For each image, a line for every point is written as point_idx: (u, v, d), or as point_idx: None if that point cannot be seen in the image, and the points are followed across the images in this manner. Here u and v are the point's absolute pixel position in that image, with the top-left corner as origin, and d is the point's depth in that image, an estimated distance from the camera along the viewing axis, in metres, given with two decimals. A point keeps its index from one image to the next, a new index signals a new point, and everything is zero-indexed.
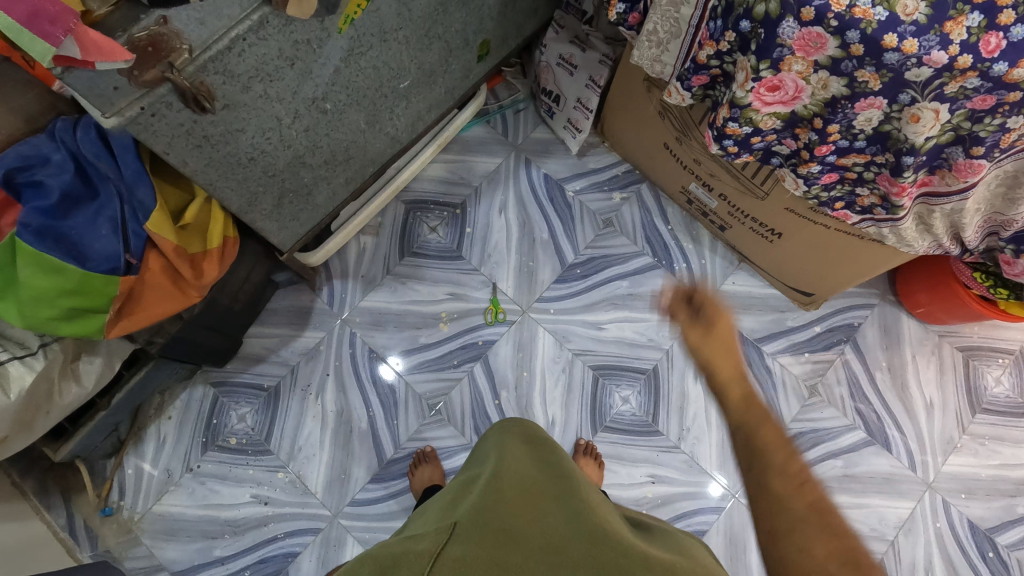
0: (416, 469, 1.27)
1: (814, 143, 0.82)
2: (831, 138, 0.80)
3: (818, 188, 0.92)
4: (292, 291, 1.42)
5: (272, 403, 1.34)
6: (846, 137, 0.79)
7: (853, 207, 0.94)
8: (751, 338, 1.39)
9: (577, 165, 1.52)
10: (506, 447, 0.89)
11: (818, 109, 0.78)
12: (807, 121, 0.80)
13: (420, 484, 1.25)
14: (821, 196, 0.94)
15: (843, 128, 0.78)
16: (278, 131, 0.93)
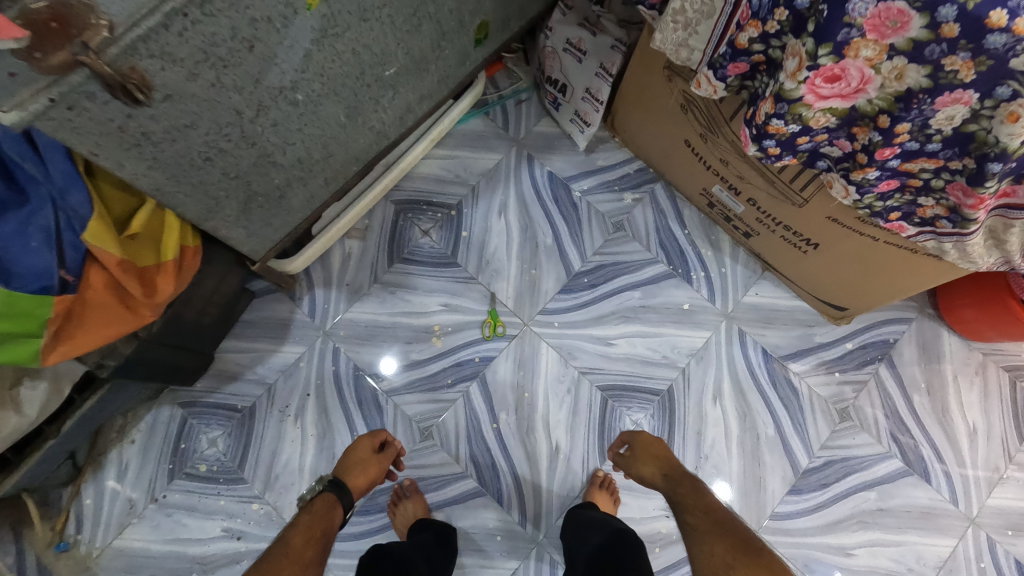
0: (397, 506, 1.16)
1: (875, 144, 0.69)
2: (897, 139, 0.67)
3: (872, 197, 0.79)
4: (269, 301, 1.29)
5: (247, 426, 1.22)
6: (917, 138, 0.66)
7: (911, 218, 0.80)
8: (776, 356, 1.26)
9: (585, 162, 1.38)
10: None
11: (887, 104, 0.64)
12: (872, 118, 0.67)
13: (404, 523, 1.14)
14: (875, 205, 0.80)
15: (915, 127, 0.64)
16: (239, 126, 0.79)
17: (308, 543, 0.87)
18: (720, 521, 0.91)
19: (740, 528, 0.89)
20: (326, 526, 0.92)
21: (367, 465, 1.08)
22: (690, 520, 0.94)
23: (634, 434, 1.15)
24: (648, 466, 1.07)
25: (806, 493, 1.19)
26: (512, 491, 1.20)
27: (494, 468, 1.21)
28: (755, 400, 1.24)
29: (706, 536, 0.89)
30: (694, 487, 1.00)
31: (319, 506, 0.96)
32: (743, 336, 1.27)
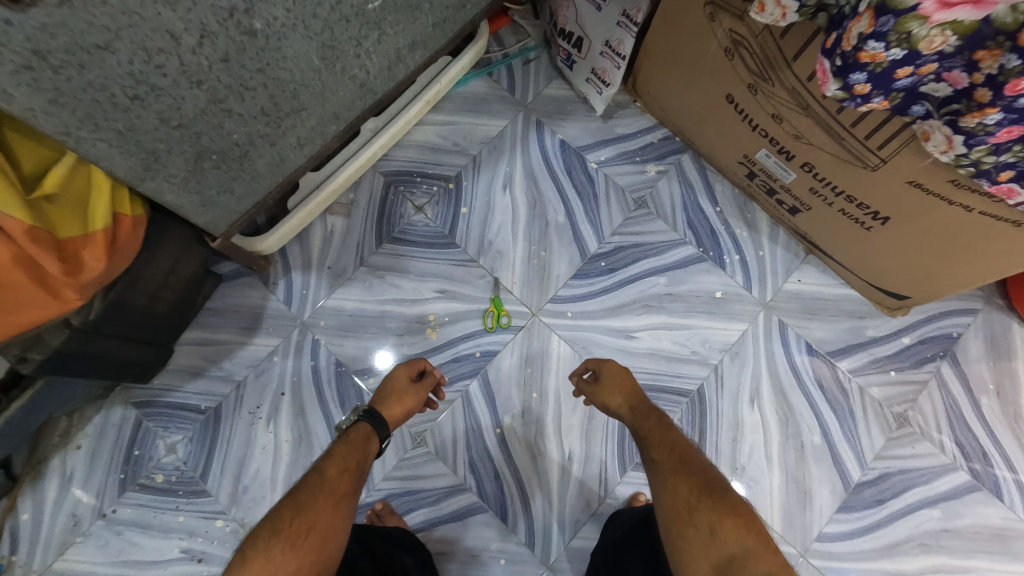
0: None
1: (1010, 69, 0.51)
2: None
3: (984, 151, 0.61)
4: (239, 286, 1.12)
5: (211, 430, 1.05)
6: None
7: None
8: (823, 352, 1.10)
9: (602, 129, 1.21)
10: None
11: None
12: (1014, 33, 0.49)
13: None
14: (985, 162, 0.63)
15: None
16: (174, 57, 0.61)
17: (344, 476, 0.79)
18: (686, 462, 0.82)
19: (705, 467, 0.82)
20: (363, 458, 0.83)
21: (403, 396, 0.93)
22: (655, 459, 0.84)
23: (600, 362, 0.98)
24: (618, 399, 0.93)
25: (858, 511, 1.03)
26: (518, 506, 1.04)
27: (497, 480, 1.04)
28: (798, 402, 1.07)
29: (669, 477, 0.80)
30: (661, 423, 0.89)
31: (354, 437, 0.86)
32: (784, 329, 1.11)
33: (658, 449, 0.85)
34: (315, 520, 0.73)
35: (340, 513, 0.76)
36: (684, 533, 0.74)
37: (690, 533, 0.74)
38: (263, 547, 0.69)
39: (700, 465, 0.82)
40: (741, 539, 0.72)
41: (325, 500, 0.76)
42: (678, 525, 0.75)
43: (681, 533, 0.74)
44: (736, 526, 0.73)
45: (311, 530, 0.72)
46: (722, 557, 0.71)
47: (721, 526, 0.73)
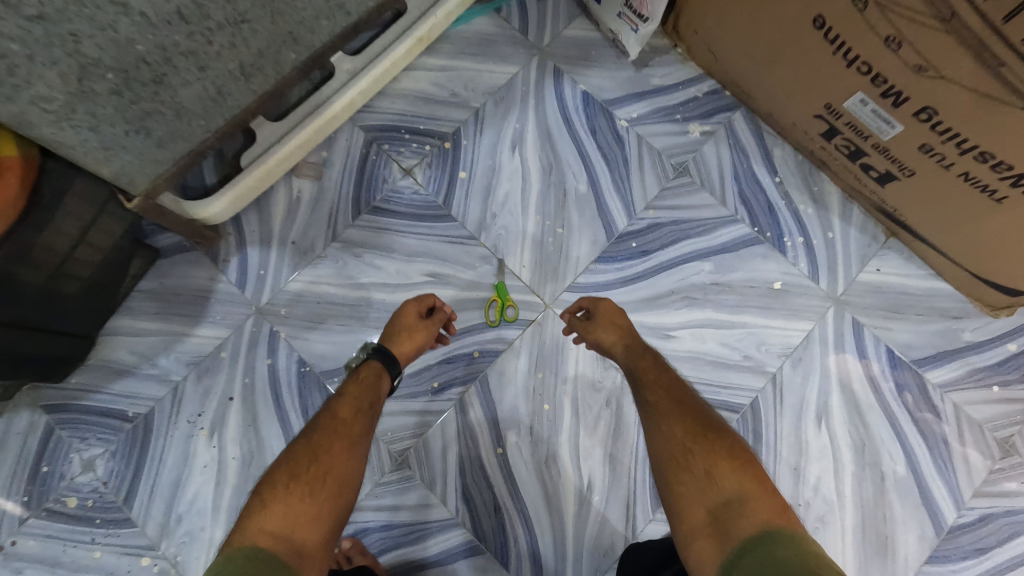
0: None
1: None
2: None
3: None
4: (180, 263, 0.90)
5: (139, 443, 0.84)
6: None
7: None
8: (907, 359, 0.88)
9: (635, 79, 0.98)
10: None
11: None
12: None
13: None
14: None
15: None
16: None
17: (360, 415, 0.67)
18: (681, 396, 0.68)
19: (698, 403, 0.68)
20: (377, 399, 0.70)
21: (413, 330, 0.77)
22: (645, 396, 0.69)
23: (596, 300, 0.80)
24: (607, 335, 0.76)
25: (952, 563, 0.81)
26: (522, 546, 0.82)
27: (497, 514, 0.83)
28: (876, 422, 0.86)
29: (661, 415, 0.66)
30: (649, 355, 0.74)
31: (363, 374, 0.72)
32: (859, 330, 0.88)
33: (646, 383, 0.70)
34: (331, 464, 0.62)
35: (355, 458, 0.64)
36: (677, 477, 0.62)
37: (686, 476, 0.61)
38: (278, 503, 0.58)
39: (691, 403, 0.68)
40: (739, 482, 0.60)
41: (340, 441, 0.64)
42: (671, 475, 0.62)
43: (674, 476, 0.62)
44: (734, 468, 0.61)
45: (329, 475, 0.61)
46: (719, 501, 0.59)
47: (717, 468, 0.61)
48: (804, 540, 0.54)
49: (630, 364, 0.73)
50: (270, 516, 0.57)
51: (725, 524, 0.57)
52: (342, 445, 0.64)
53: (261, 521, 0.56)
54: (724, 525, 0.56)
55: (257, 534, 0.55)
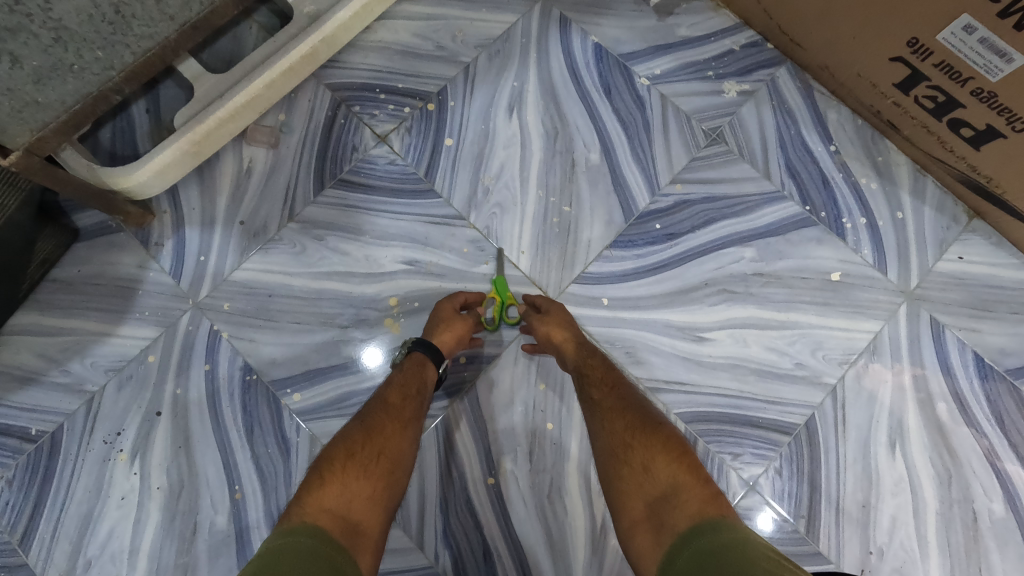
0: None
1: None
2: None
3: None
4: (103, 248, 0.74)
5: (42, 468, 0.67)
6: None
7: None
8: (1002, 369, 0.70)
9: (658, 29, 0.81)
10: None
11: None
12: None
13: None
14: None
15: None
16: None
17: (410, 400, 0.58)
18: (620, 385, 0.59)
19: (633, 391, 0.58)
20: (425, 386, 0.60)
21: (451, 324, 0.65)
22: (589, 396, 0.58)
23: (551, 302, 0.66)
24: (552, 329, 0.63)
25: None
26: None
27: (486, 562, 0.66)
28: (964, 447, 0.68)
29: (599, 410, 0.56)
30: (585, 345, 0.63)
31: (408, 366, 0.61)
32: (939, 331, 0.71)
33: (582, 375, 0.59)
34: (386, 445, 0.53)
35: (412, 442, 0.56)
36: (614, 474, 0.52)
37: (623, 472, 0.51)
38: (332, 479, 0.49)
39: (625, 393, 0.58)
40: (675, 473, 0.50)
41: (392, 423, 0.55)
42: (604, 477, 0.53)
43: (611, 474, 0.52)
44: (670, 458, 0.51)
45: (383, 454, 0.53)
46: (656, 494, 0.50)
47: (654, 460, 0.51)
48: (742, 529, 0.46)
49: (571, 364, 0.61)
50: (326, 490, 0.49)
51: (662, 518, 0.48)
52: (394, 428, 0.55)
53: (318, 497, 0.48)
54: (660, 517, 0.48)
55: (315, 509, 0.47)
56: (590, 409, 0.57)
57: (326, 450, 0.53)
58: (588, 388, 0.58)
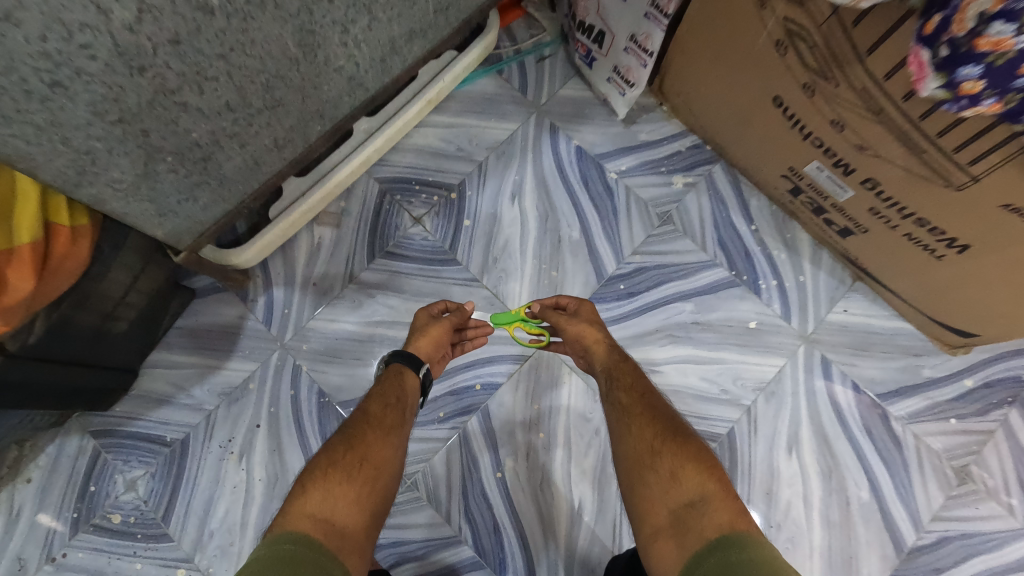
0: None
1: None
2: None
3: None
4: (213, 303, 1.00)
5: (177, 464, 0.94)
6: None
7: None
8: (872, 394, 0.96)
9: (623, 135, 1.08)
10: None
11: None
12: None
13: None
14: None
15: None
16: (107, 32, 0.49)
17: (390, 409, 0.74)
18: (649, 398, 0.74)
19: (661, 406, 0.74)
20: (403, 394, 0.77)
21: (427, 327, 0.85)
22: (622, 403, 0.74)
23: (579, 302, 0.88)
24: (582, 329, 0.83)
25: None
26: (519, 562, 0.91)
27: (496, 533, 0.91)
28: (842, 451, 0.94)
29: (630, 418, 0.72)
30: (614, 352, 0.82)
31: (389, 375, 0.79)
32: (828, 366, 0.97)
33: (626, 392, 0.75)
34: (368, 451, 0.69)
35: (390, 446, 0.71)
36: (642, 477, 0.67)
37: (653, 476, 0.66)
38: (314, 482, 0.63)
39: (657, 409, 0.73)
40: (702, 483, 0.64)
41: (374, 432, 0.71)
42: (637, 480, 0.67)
43: (639, 477, 0.67)
44: (697, 470, 0.65)
45: (364, 461, 0.67)
46: (682, 501, 0.63)
47: (681, 471, 0.65)
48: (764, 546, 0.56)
49: (602, 364, 0.80)
50: (309, 499, 0.62)
51: (684, 524, 0.61)
52: (374, 437, 0.70)
53: (302, 504, 0.61)
54: (684, 524, 0.61)
55: (299, 515, 0.59)
56: (624, 417, 0.73)
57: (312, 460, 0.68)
58: (617, 392, 0.76)
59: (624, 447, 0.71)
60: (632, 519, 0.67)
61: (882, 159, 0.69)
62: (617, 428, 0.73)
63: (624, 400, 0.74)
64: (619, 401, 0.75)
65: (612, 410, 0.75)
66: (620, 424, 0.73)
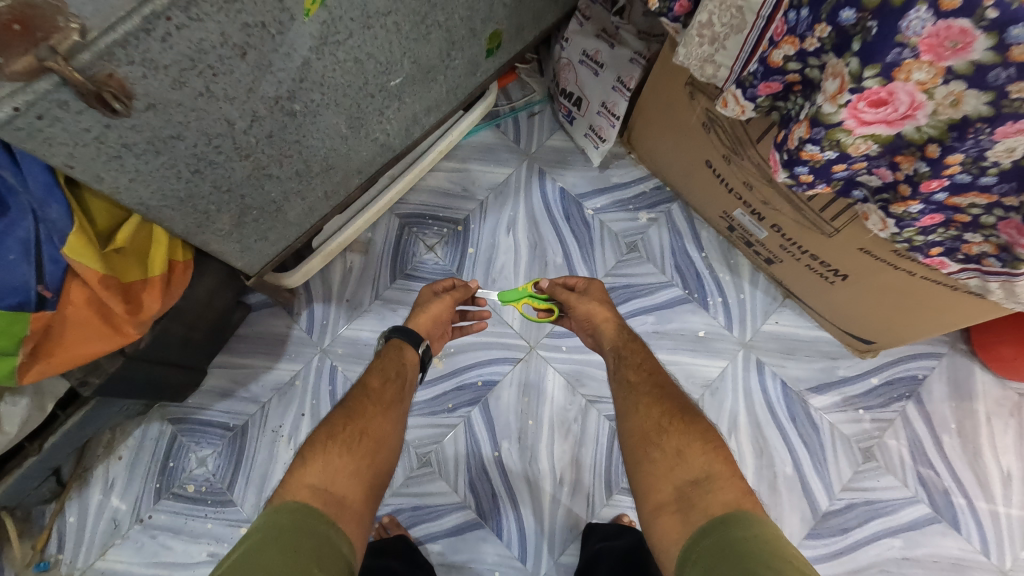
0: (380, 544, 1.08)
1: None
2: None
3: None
4: (266, 316, 1.24)
5: (238, 445, 1.17)
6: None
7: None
8: (797, 389, 1.19)
9: (599, 178, 1.32)
10: None
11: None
12: (1013, 58, 0.47)
13: None
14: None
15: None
16: (230, 137, 0.74)
17: (389, 383, 0.94)
18: (658, 382, 0.91)
19: (671, 393, 0.89)
20: (400, 368, 0.97)
21: (429, 302, 1.08)
22: (632, 382, 0.92)
23: (588, 282, 1.10)
24: (594, 309, 1.04)
25: (825, 538, 1.11)
26: (512, 523, 1.13)
27: (494, 500, 1.14)
28: (772, 435, 1.17)
29: (639, 398, 0.89)
30: (623, 332, 1.01)
31: (390, 348, 1.00)
32: (761, 367, 1.20)
33: (644, 380, 0.92)
34: (367, 425, 0.87)
35: (385, 420, 0.89)
36: (648, 456, 0.82)
37: (659, 453, 0.81)
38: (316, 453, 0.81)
39: (667, 395, 0.89)
40: (705, 463, 0.77)
41: (372, 408, 0.89)
42: (647, 461, 0.82)
43: (648, 457, 0.82)
44: (703, 451, 0.79)
45: (362, 436, 0.85)
46: (688, 480, 0.76)
47: (686, 449, 0.80)
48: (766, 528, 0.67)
49: (611, 343, 1.00)
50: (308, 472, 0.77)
51: (688, 499, 0.74)
52: (373, 414, 0.88)
53: (301, 478, 0.77)
54: (687, 502, 0.74)
55: (298, 487, 0.75)
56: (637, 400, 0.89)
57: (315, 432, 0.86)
58: (627, 372, 0.93)
59: (636, 426, 0.86)
60: (638, 491, 0.81)
61: (778, 212, 0.94)
62: (630, 411, 0.88)
63: (638, 385, 0.91)
64: (631, 383, 0.92)
65: (623, 393, 0.92)
66: (631, 407, 0.89)
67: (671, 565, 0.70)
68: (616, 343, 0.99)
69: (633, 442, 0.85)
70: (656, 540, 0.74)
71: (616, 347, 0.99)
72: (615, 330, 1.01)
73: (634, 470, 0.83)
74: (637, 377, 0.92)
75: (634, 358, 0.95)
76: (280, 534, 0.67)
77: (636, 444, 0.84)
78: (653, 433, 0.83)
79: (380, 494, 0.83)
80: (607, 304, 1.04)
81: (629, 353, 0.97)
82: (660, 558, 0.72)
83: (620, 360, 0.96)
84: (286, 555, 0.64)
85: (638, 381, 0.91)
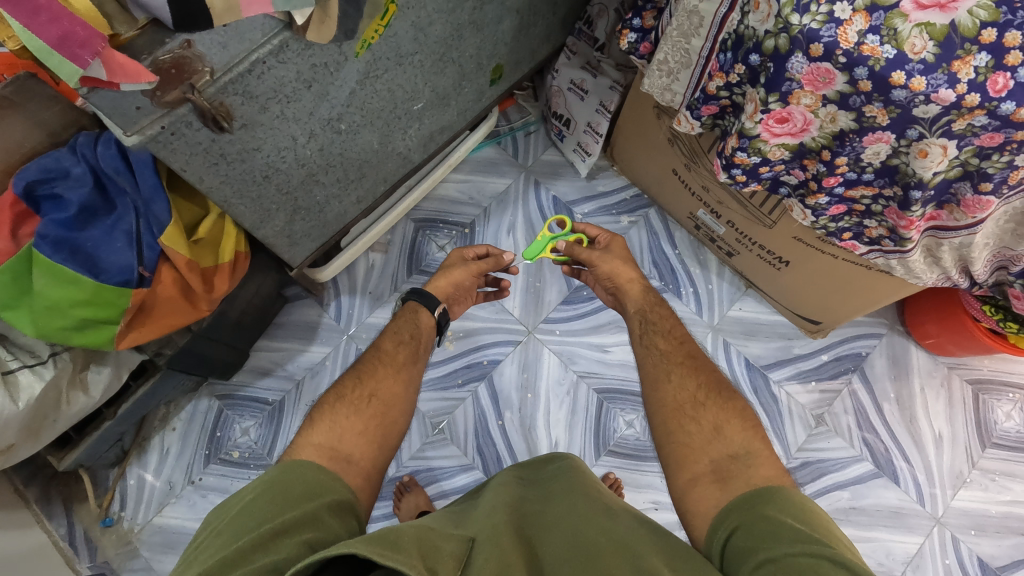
0: (402, 499, 1.26)
1: (922, 111, 0.67)
2: (959, 90, 0.64)
3: (970, 152, 0.70)
4: (300, 306, 1.44)
5: (276, 417, 1.35)
6: (921, 102, 0.66)
7: (1003, 186, 0.73)
8: (758, 365, 1.39)
9: (586, 187, 1.53)
10: (499, 490, 0.78)
11: (990, 14, 0.60)
12: (861, 89, 0.68)
13: (408, 514, 1.24)
14: (972, 163, 0.72)
15: (922, 96, 0.65)
16: (293, 149, 0.94)
17: (403, 345, 1.04)
18: (685, 359, 0.98)
19: (705, 366, 0.97)
20: (414, 331, 1.08)
21: (454, 266, 1.19)
22: (662, 347, 1.01)
23: (611, 238, 1.21)
24: (616, 267, 1.15)
25: None
26: None
27: (497, 462, 1.32)
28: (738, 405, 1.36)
29: (672, 365, 0.97)
30: (649, 299, 1.12)
31: (406, 312, 1.11)
32: (727, 347, 1.40)
33: (687, 347, 1.00)
34: (377, 388, 0.95)
35: (402, 386, 0.98)
36: (684, 430, 0.87)
37: (696, 427, 0.87)
38: (326, 410, 0.90)
39: (695, 365, 0.97)
40: (738, 440, 0.84)
41: (388, 369, 0.99)
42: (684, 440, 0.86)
43: (682, 430, 0.87)
44: (744, 428, 0.86)
45: (376, 397, 0.94)
46: (726, 454, 0.82)
47: (719, 426, 0.86)
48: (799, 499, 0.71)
49: (637, 305, 1.11)
50: (315, 432, 0.85)
51: (717, 474, 0.80)
52: (389, 376, 0.98)
53: (308, 438, 0.84)
54: (723, 476, 0.79)
55: (305, 444, 0.83)
56: (674, 370, 0.96)
57: (325, 394, 0.94)
58: (654, 339, 1.03)
59: (659, 399, 0.93)
60: (671, 465, 0.86)
61: (732, 208, 1.19)
62: (660, 380, 0.95)
63: (673, 354, 0.99)
64: (666, 343, 1.01)
65: (644, 354, 1.02)
66: (652, 374, 0.97)
67: (706, 524, 0.75)
68: (642, 305, 1.10)
69: (667, 412, 0.91)
70: (691, 507, 0.79)
71: (641, 310, 1.10)
72: (639, 291, 1.13)
73: (668, 442, 0.88)
74: (677, 343, 1.01)
75: (662, 321, 1.06)
76: (270, 489, 0.70)
77: (663, 416, 0.91)
78: (687, 405, 0.90)
79: (391, 453, 0.91)
80: (630, 263, 1.17)
81: (656, 317, 1.07)
82: (693, 523, 0.78)
83: (642, 317, 1.08)
84: (278, 503, 0.68)
85: (674, 349, 1.00)
